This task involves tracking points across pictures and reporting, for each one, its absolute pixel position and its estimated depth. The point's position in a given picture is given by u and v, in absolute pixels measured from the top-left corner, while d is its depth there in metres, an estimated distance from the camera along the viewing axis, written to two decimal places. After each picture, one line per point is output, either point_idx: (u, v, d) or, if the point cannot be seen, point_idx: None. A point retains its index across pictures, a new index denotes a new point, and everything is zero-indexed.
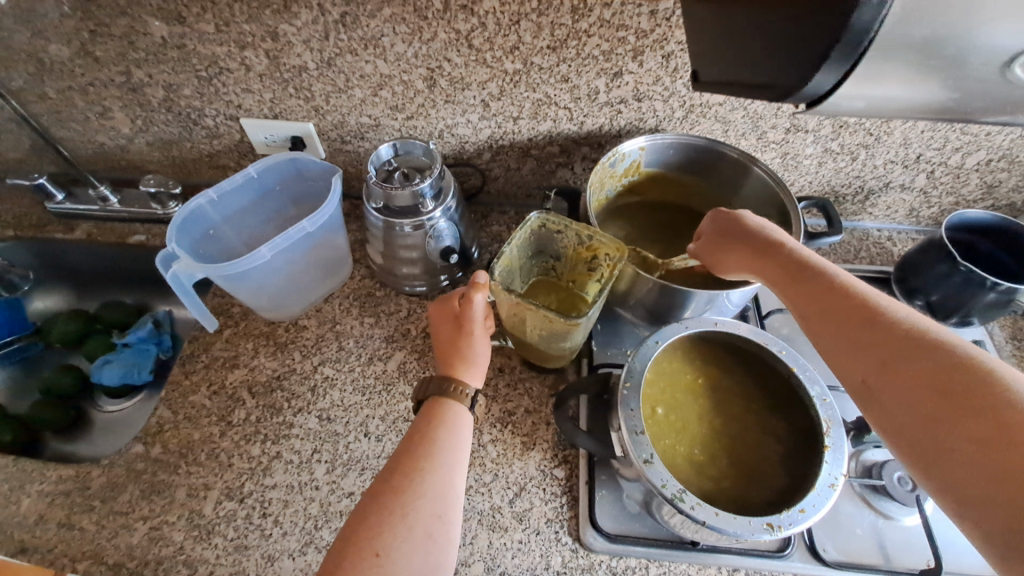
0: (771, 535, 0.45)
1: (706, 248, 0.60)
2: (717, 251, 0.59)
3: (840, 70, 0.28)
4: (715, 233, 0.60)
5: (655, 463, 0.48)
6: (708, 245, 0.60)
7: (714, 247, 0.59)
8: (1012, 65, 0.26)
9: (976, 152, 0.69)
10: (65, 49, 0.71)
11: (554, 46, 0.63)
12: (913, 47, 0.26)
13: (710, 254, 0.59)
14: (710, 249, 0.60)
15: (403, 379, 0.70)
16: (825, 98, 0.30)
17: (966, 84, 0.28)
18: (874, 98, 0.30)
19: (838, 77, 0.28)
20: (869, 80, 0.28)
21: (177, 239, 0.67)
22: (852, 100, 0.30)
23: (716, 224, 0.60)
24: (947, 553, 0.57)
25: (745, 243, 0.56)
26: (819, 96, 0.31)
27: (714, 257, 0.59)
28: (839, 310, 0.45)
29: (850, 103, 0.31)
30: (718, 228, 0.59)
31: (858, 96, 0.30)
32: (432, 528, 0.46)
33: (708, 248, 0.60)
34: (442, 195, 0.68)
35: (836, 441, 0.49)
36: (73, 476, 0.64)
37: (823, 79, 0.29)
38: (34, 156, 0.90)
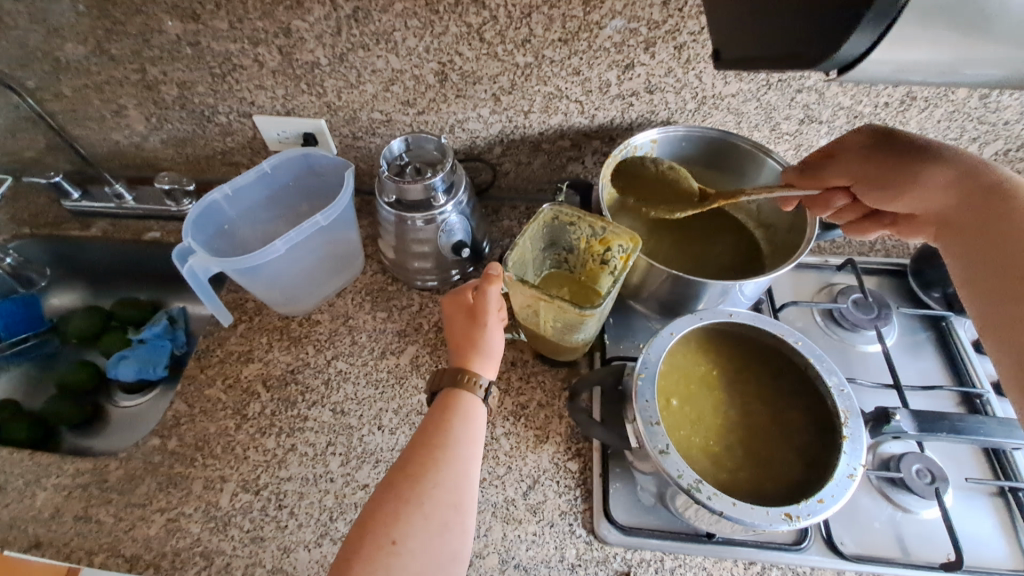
0: (789, 525, 0.44)
1: (856, 171, 0.55)
2: (878, 173, 0.53)
3: (875, 31, 0.25)
4: (879, 151, 0.53)
5: (670, 453, 0.48)
6: (865, 166, 0.54)
7: (876, 169, 0.54)
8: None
9: (994, 142, 0.68)
10: (81, 47, 0.72)
11: (565, 39, 0.63)
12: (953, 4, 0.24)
13: (861, 176, 0.55)
14: (859, 170, 0.55)
15: (416, 373, 0.70)
16: (853, 67, 0.28)
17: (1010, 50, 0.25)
18: (915, 66, 0.27)
19: (873, 39, 0.26)
20: (906, 45, 0.26)
21: (192, 234, 0.67)
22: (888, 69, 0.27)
23: (879, 140, 0.54)
24: (968, 547, 0.56)
25: (933, 170, 0.49)
26: (846, 66, 0.28)
27: (869, 181, 0.54)
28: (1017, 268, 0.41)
29: (878, 74, 0.28)
30: (887, 147, 0.53)
31: (897, 63, 0.27)
32: (447, 518, 0.46)
33: (865, 169, 0.54)
34: (454, 189, 0.68)
35: (854, 432, 0.49)
36: (91, 468, 0.65)
37: (854, 45, 0.26)
38: (50, 155, 0.91)
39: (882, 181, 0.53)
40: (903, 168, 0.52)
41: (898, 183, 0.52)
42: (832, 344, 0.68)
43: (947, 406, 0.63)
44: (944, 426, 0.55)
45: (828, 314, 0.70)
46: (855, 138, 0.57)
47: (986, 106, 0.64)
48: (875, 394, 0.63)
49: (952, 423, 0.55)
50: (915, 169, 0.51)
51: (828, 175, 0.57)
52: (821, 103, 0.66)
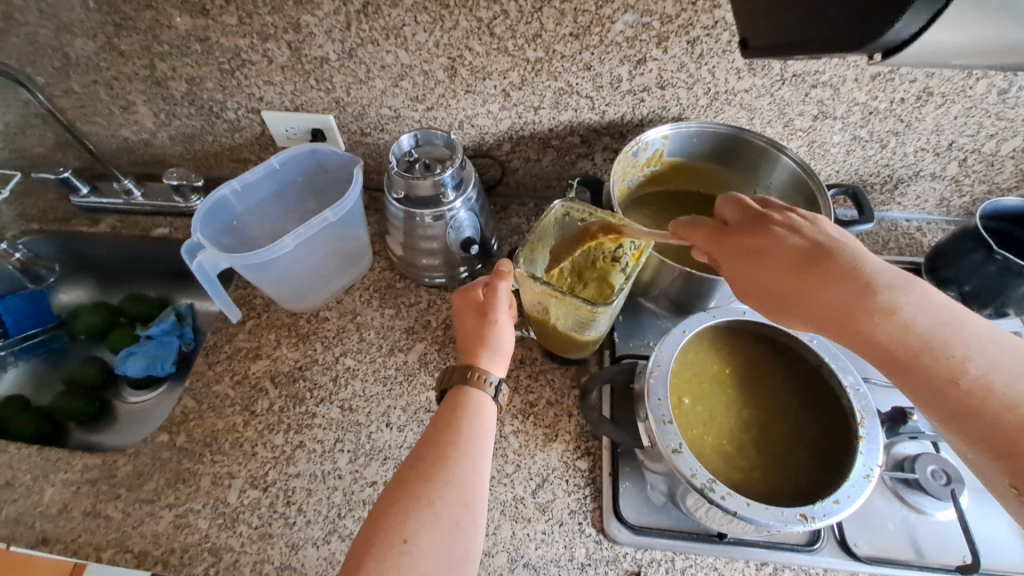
0: (804, 526, 0.44)
1: (737, 271, 0.46)
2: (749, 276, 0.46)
3: (933, 8, 0.23)
4: (747, 246, 0.46)
5: (683, 453, 0.47)
6: (733, 271, 0.46)
7: (755, 281, 0.45)
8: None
9: (1011, 138, 0.67)
10: (91, 43, 0.72)
11: (576, 34, 0.62)
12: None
13: (758, 289, 0.45)
14: (769, 277, 0.44)
15: (424, 370, 0.70)
16: (902, 50, 0.26)
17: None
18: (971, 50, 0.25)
19: (928, 18, 0.24)
20: (964, 25, 0.24)
21: (202, 230, 0.67)
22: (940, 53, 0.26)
23: (739, 235, 0.47)
24: (984, 550, 0.55)
25: (782, 266, 0.44)
26: (893, 49, 0.26)
27: (744, 287, 0.46)
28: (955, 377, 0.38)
29: (929, 58, 0.26)
30: (756, 245, 0.45)
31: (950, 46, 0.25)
32: (457, 516, 0.45)
33: (739, 275, 0.46)
34: (463, 185, 0.68)
35: (871, 432, 0.48)
36: (100, 464, 0.65)
37: (905, 26, 0.24)
38: (59, 151, 0.91)
39: (773, 299, 0.44)
40: (781, 287, 0.44)
41: (783, 296, 0.44)
42: (845, 343, 0.67)
43: None
44: None
45: None
46: (732, 231, 0.47)
47: (1005, 101, 0.63)
48: (889, 394, 0.62)
49: None
50: (766, 266, 0.45)
51: (716, 271, 0.48)
52: (835, 99, 0.65)
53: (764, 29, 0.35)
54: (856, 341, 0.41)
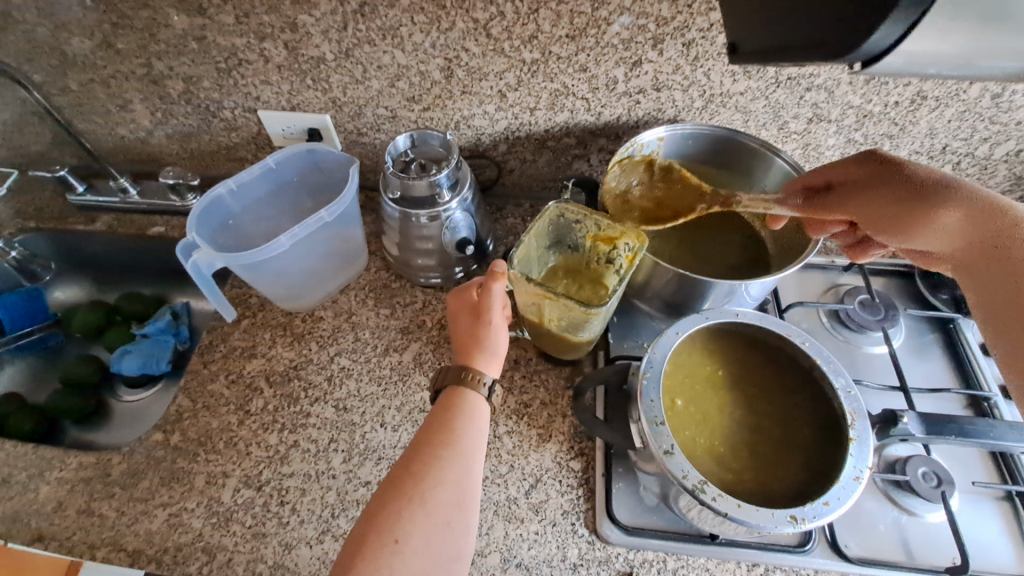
0: (794, 528, 0.44)
1: (864, 202, 0.51)
2: (867, 213, 0.51)
3: (907, 20, 0.24)
4: (887, 179, 0.50)
5: (675, 454, 0.47)
6: (861, 202, 0.51)
7: (876, 209, 0.50)
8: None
9: (1005, 142, 0.68)
10: (88, 41, 0.72)
11: (572, 35, 0.62)
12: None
13: (868, 214, 0.51)
14: (882, 204, 0.50)
15: (419, 370, 0.70)
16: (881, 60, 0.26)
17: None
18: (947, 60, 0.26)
19: (904, 29, 0.24)
20: (938, 35, 0.24)
21: (197, 229, 0.67)
22: (921, 63, 0.26)
23: (881, 177, 0.50)
24: (974, 551, 0.55)
25: (917, 209, 0.47)
26: (872, 60, 0.27)
27: (870, 216, 0.51)
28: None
29: (908, 68, 0.27)
30: (872, 176, 0.51)
31: (928, 56, 0.26)
32: (450, 516, 0.45)
33: (862, 205, 0.51)
34: (459, 186, 0.68)
35: (861, 434, 0.48)
36: (95, 462, 0.65)
37: (883, 35, 0.25)
38: (57, 149, 0.91)
39: (890, 220, 0.49)
40: (906, 216, 0.48)
41: (900, 221, 0.49)
42: (838, 345, 0.67)
43: (954, 409, 0.62)
44: (952, 429, 0.55)
45: (834, 315, 0.69)
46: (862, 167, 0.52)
47: (998, 105, 0.63)
48: (881, 396, 0.63)
49: (960, 426, 0.54)
50: (901, 203, 0.49)
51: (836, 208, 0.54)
52: (830, 102, 0.65)
53: (751, 35, 0.35)
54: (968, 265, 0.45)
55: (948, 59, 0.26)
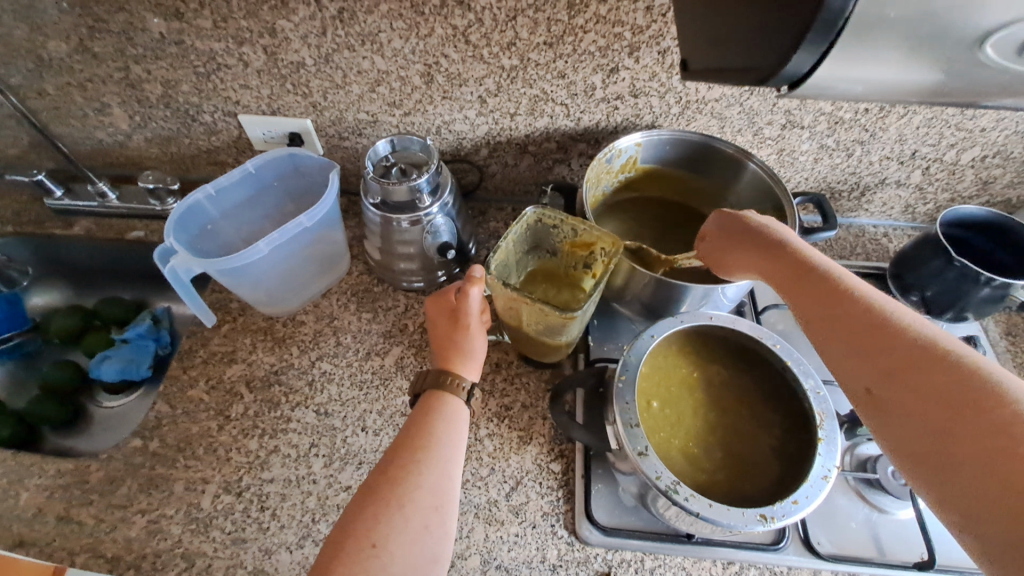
0: (764, 527, 0.45)
1: (714, 244, 0.58)
2: (727, 251, 0.57)
3: (819, 50, 0.27)
4: (739, 230, 0.56)
5: (649, 455, 0.48)
6: (713, 244, 0.58)
7: (724, 248, 0.57)
8: (987, 44, 0.25)
9: (971, 148, 0.70)
10: (64, 45, 0.71)
11: (550, 43, 0.63)
12: (894, 26, 0.25)
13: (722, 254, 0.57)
14: (729, 242, 0.57)
15: (400, 374, 0.70)
16: (806, 79, 0.29)
17: (951, 64, 0.27)
18: (861, 80, 0.29)
19: (819, 56, 0.27)
20: (849, 59, 0.27)
21: (175, 234, 0.67)
22: (838, 83, 0.29)
23: (727, 222, 0.57)
24: (941, 547, 0.57)
25: (754, 240, 0.54)
26: (799, 79, 0.29)
27: (723, 250, 0.57)
28: (841, 302, 0.45)
29: (830, 86, 0.30)
30: (735, 228, 0.57)
31: (843, 78, 0.29)
32: (428, 519, 0.46)
33: (714, 247, 0.58)
34: (439, 191, 0.69)
35: (830, 434, 0.50)
36: (73, 469, 0.64)
37: (800, 61, 0.28)
38: (34, 153, 0.90)
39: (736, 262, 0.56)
40: (736, 247, 0.56)
41: (741, 252, 0.55)
42: (813, 346, 0.69)
43: None
44: None
45: None
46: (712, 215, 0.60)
47: (963, 113, 0.65)
48: None
49: None
50: (740, 242, 0.55)
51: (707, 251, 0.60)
52: (802, 109, 0.67)
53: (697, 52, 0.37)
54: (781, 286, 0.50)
55: (862, 80, 0.29)
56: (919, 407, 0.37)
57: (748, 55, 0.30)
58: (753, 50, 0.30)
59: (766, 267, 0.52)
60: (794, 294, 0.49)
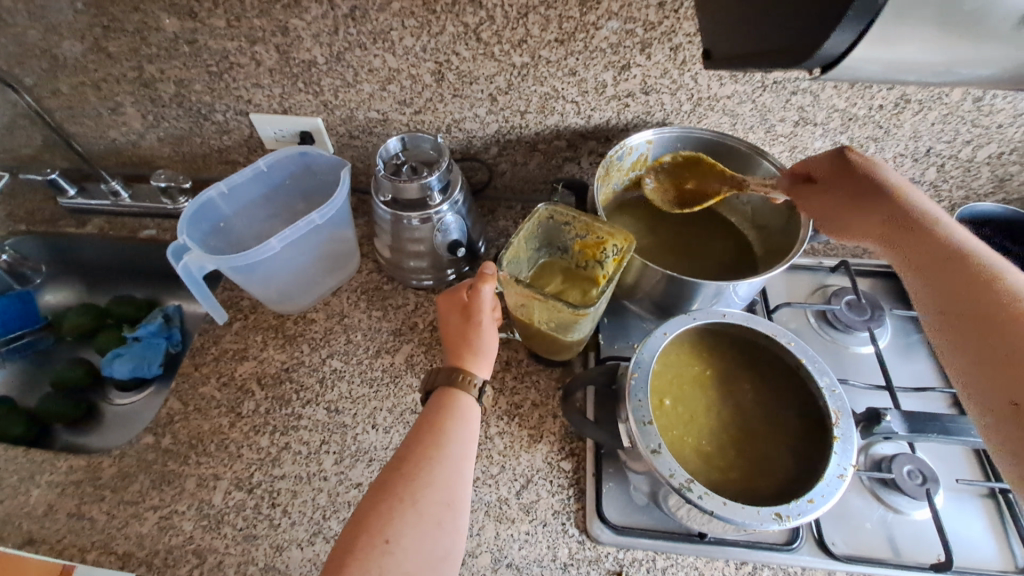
0: (779, 525, 0.44)
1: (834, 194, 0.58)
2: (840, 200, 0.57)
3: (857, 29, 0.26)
4: (857, 185, 0.56)
5: (663, 453, 0.48)
6: (832, 197, 0.57)
7: (853, 213, 0.56)
8: None
9: (987, 145, 0.69)
10: (79, 44, 0.72)
11: (562, 40, 0.63)
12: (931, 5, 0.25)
13: (836, 205, 0.57)
14: (855, 206, 0.55)
15: (410, 372, 0.70)
16: (839, 64, 0.28)
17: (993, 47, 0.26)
18: (897, 65, 0.28)
19: (855, 36, 0.26)
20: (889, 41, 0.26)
21: (188, 232, 0.67)
22: (878, 67, 0.28)
23: (851, 172, 0.56)
24: (958, 548, 0.56)
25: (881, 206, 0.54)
26: (832, 62, 0.28)
27: (844, 205, 0.57)
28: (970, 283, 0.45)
29: (865, 70, 0.29)
30: (856, 179, 0.56)
31: (879, 61, 0.27)
32: (440, 516, 0.46)
33: (831, 202, 0.58)
34: (450, 189, 0.69)
35: (846, 432, 0.49)
36: (85, 466, 0.64)
37: (837, 41, 0.27)
38: (47, 152, 0.91)
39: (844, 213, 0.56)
40: (851, 199, 0.56)
41: (856, 215, 0.55)
42: (826, 345, 0.68)
43: (938, 408, 0.63)
44: (934, 427, 0.56)
45: (822, 315, 0.70)
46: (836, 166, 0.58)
47: (979, 109, 0.65)
48: (867, 396, 0.64)
49: (942, 423, 0.56)
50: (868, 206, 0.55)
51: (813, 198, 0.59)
52: (815, 106, 0.66)
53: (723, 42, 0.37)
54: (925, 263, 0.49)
55: (899, 64, 0.28)
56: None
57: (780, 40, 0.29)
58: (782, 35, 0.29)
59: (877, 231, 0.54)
60: (931, 276, 0.48)
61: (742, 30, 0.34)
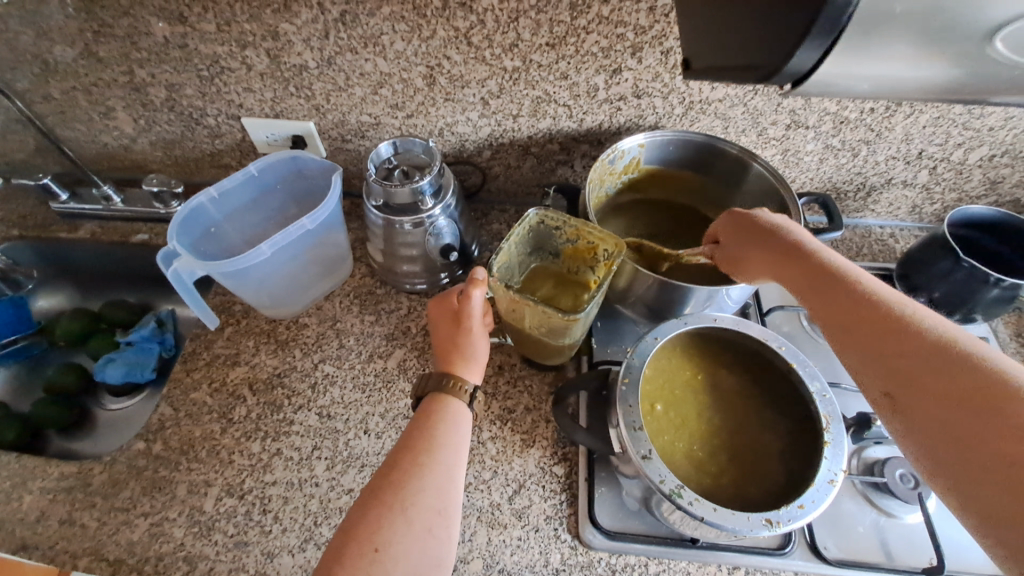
0: (769, 531, 0.44)
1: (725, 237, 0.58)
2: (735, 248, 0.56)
3: (821, 49, 0.27)
4: (748, 231, 0.56)
5: (653, 459, 0.48)
6: (728, 246, 0.57)
7: (751, 256, 0.54)
8: (994, 40, 0.25)
9: (978, 148, 0.69)
10: (69, 49, 0.72)
11: (552, 44, 0.63)
12: (895, 25, 0.25)
13: (734, 251, 0.56)
14: (753, 250, 0.54)
15: (403, 376, 0.70)
16: (807, 78, 0.29)
17: (958, 62, 0.27)
18: (864, 78, 0.29)
19: (820, 55, 0.27)
20: (853, 58, 0.27)
21: (178, 237, 0.67)
22: (845, 80, 0.29)
23: (740, 222, 0.57)
24: (950, 552, 0.56)
25: (768, 246, 0.53)
26: (801, 77, 0.29)
27: (735, 252, 0.56)
28: (863, 312, 0.42)
29: (834, 84, 0.29)
30: (744, 227, 0.56)
31: (846, 76, 0.28)
32: (431, 523, 0.46)
33: (728, 250, 0.57)
34: (442, 193, 0.68)
35: (836, 437, 0.49)
36: (75, 472, 0.64)
37: (803, 59, 0.27)
38: (39, 157, 0.91)
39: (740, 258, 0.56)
40: (748, 242, 0.55)
41: (752, 258, 0.54)
42: (819, 348, 0.68)
43: None
44: None
45: None
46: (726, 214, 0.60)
47: (970, 112, 0.65)
48: (859, 399, 0.64)
49: None
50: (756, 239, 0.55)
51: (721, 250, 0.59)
52: (806, 109, 0.66)
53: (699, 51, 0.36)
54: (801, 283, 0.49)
55: (867, 78, 0.29)
56: (940, 406, 0.35)
57: (749, 55, 0.30)
58: (751, 50, 0.30)
59: (776, 270, 0.51)
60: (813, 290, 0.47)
61: (720, 40, 0.33)
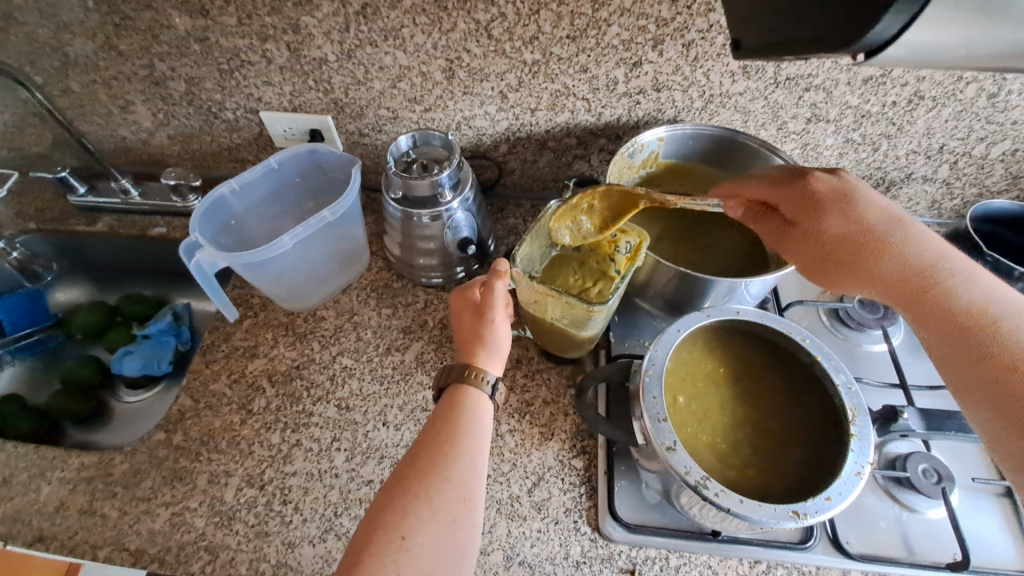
0: (797, 523, 0.44)
1: (811, 234, 0.49)
2: (828, 246, 0.48)
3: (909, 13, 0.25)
4: (843, 225, 0.48)
5: (678, 450, 0.48)
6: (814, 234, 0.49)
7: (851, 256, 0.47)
8: None
9: (1001, 142, 0.68)
10: (90, 43, 0.72)
11: (573, 36, 0.63)
12: None
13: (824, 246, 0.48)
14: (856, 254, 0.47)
15: (421, 369, 0.70)
16: (885, 50, 0.27)
17: None
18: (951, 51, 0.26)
19: (905, 22, 0.25)
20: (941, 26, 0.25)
21: (200, 228, 0.67)
22: (930, 53, 0.26)
23: (828, 202, 0.49)
24: (975, 547, 0.56)
25: (877, 256, 0.46)
26: (877, 49, 0.27)
27: (824, 249, 0.48)
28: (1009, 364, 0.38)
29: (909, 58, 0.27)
30: (831, 216, 0.48)
31: (931, 48, 0.26)
32: (456, 513, 0.46)
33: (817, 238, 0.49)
34: (460, 186, 0.68)
35: (862, 430, 0.49)
36: (96, 463, 0.65)
37: (886, 27, 0.25)
38: (57, 151, 0.91)
39: (832, 257, 0.48)
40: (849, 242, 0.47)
41: (849, 265, 0.47)
42: (838, 343, 0.68)
43: (953, 406, 0.63)
44: (950, 425, 0.56)
45: (834, 313, 0.70)
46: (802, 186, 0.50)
47: (994, 105, 0.64)
48: (881, 394, 0.63)
49: (958, 421, 0.56)
50: (857, 248, 0.47)
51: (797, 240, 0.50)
52: (828, 102, 0.66)
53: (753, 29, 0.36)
54: (893, 294, 0.45)
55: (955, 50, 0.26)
56: None
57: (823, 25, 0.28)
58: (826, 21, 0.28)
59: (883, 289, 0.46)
60: (918, 309, 0.43)
61: (781, 15, 0.32)
